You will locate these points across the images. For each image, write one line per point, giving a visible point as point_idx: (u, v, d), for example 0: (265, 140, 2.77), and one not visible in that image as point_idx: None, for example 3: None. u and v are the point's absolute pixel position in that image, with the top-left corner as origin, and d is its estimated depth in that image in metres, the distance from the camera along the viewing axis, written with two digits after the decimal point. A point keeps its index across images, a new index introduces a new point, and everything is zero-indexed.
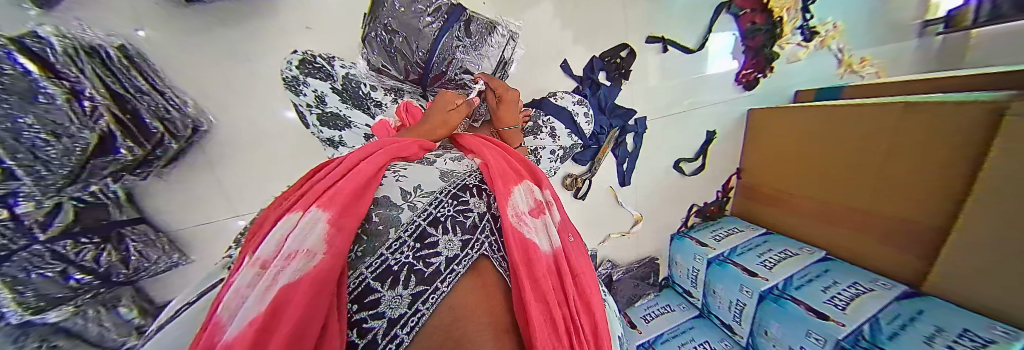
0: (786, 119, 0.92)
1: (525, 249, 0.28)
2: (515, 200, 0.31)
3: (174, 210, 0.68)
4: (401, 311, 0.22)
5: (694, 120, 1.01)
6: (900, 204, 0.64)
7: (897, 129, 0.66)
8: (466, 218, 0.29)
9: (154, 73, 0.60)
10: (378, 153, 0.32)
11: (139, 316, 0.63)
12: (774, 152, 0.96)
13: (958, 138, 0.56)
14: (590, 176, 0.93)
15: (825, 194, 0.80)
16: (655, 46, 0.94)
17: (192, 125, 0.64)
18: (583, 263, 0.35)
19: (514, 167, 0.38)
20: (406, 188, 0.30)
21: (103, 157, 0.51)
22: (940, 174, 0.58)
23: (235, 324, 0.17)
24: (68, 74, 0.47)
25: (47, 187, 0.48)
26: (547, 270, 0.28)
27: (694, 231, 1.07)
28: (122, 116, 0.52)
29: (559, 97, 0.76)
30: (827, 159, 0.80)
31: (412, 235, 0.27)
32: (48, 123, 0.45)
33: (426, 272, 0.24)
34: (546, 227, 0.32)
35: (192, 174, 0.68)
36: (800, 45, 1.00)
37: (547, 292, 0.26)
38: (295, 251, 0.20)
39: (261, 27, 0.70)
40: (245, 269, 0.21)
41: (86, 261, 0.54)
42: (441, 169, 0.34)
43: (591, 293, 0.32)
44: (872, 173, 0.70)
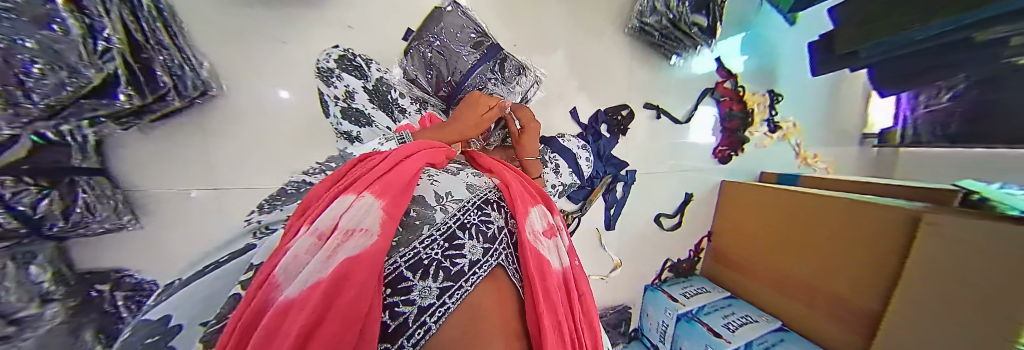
0: (752, 195, 1.04)
1: (541, 264, 0.30)
2: (533, 219, 0.33)
3: (141, 170, 0.63)
4: (430, 301, 0.23)
5: (675, 181, 1.11)
6: (834, 285, 0.75)
7: (837, 220, 0.78)
8: (488, 228, 0.30)
9: (179, 30, 0.60)
10: (420, 154, 0.35)
11: (49, 280, 0.52)
12: (740, 222, 1.07)
13: (885, 235, 0.67)
14: (579, 215, 0.98)
15: (783, 266, 0.89)
16: (650, 112, 1.07)
17: (202, 87, 0.63)
18: (587, 286, 0.37)
19: (529, 190, 0.40)
20: (439, 192, 0.32)
21: (97, 99, 0.49)
22: (875, 264, 0.68)
23: (301, 285, 0.21)
24: (93, 12, 0.45)
25: (18, 118, 0.42)
26: (558, 286, 0.30)
27: (666, 284, 1.12)
28: (133, 64, 0.51)
29: (567, 139, 0.84)
30: (782, 237, 0.91)
31: (442, 235, 0.28)
32: (50, 53, 0.41)
33: (452, 270, 0.25)
34: (559, 248, 0.35)
35: (181, 134, 0.66)
36: (766, 134, 1.17)
37: (557, 307, 0.27)
38: (353, 229, 0.24)
39: (306, 17, 0.74)
40: (303, 236, 0.25)
41: (23, 205, 0.46)
42: (467, 181, 0.36)
43: (592, 314, 0.34)
44: (813, 255, 0.82)
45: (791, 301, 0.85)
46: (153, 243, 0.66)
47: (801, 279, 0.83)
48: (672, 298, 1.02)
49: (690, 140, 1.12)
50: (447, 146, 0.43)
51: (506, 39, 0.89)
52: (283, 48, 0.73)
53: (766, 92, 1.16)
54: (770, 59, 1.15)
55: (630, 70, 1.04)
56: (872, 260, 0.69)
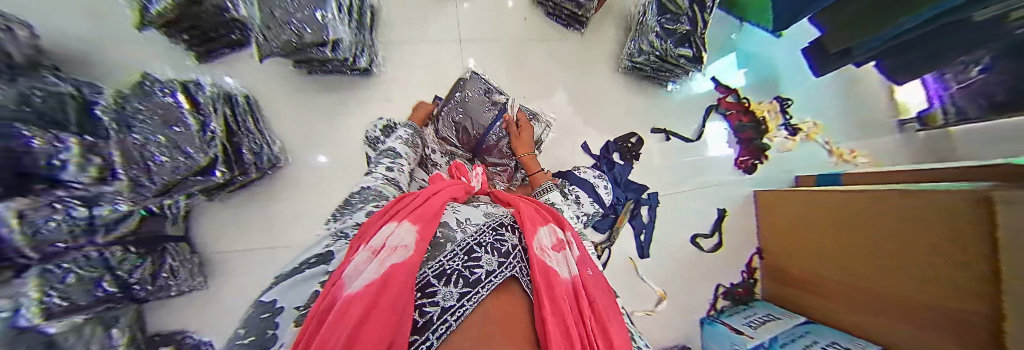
0: (788, 201, 0.90)
1: (547, 275, 0.30)
2: (540, 237, 0.35)
3: (211, 238, 0.81)
4: (452, 302, 0.24)
5: (704, 199, 1.06)
6: (917, 288, 0.55)
7: (890, 208, 0.63)
8: (503, 245, 0.32)
9: (262, 119, 0.82)
10: (444, 192, 0.41)
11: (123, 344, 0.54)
12: (785, 232, 0.90)
13: (960, 224, 0.48)
14: (609, 244, 0.98)
15: (864, 287, 0.66)
16: (659, 136, 1.11)
17: (273, 160, 0.81)
18: (608, 303, 0.34)
19: (541, 212, 0.42)
20: (460, 218, 0.36)
21: (201, 176, 0.64)
22: (960, 267, 0.47)
23: (359, 284, 0.25)
24: (206, 111, 0.62)
25: (142, 196, 0.55)
26: (565, 294, 0.29)
27: (723, 315, 0.94)
28: (229, 147, 0.68)
29: (582, 170, 0.85)
30: (839, 239, 0.73)
31: (462, 250, 0.30)
32: (173, 142, 0.55)
33: (470, 278, 0.27)
34: (567, 260, 0.34)
35: (251, 200, 0.84)
36: (786, 138, 1.06)
37: (565, 314, 0.26)
38: (397, 246, 0.28)
39: (355, 96, 0.93)
40: (361, 253, 0.30)
41: (123, 269, 0.57)
42: (485, 210, 0.40)
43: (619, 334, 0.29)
44: (877, 257, 0.64)
45: (896, 336, 0.60)
46: (219, 298, 0.80)
47: (893, 303, 0.59)
48: (737, 331, 0.82)
49: (708, 154, 1.10)
50: (469, 185, 0.49)
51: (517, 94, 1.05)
52: (335, 121, 0.91)
53: (772, 100, 1.09)
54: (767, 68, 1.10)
55: (630, 101, 1.12)
56: (953, 261, 0.48)
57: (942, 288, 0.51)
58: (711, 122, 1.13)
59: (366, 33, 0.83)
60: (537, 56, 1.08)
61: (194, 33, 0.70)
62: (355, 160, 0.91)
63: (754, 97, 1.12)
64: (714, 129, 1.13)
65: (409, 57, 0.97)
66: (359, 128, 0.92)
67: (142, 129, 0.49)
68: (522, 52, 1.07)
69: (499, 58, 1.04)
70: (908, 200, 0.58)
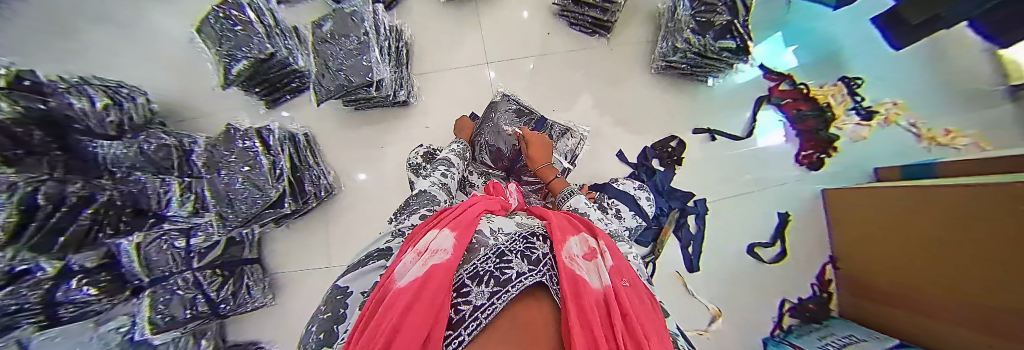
0: (859, 197, 0.75)
1: (576, 282, 0.27)
2: (570, 245, 0.33)
3: (276, 260, 0.92)
4: (483, 301, 0.23)
5: (760, 203, 0.94)
6: (1009, 287, 0.42)
7: (962, 193, 0.51)
8: (534, 252, 0.31)
9: (317, 152, 0.92)
10: (478, 205, 0.42)
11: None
12: (862, 235, 0.74)
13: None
14: (653, 258, 0.94)
15: (936, 288, 0.54)
16: (702, 136, 1.01)
17: (326, 188, 0.90)
18: (650, 319, 0.28)
19: (572, 224, 0.41)
20: (494, 227, 0.37)
21: (271, 209, 0.73)
22: None
23: (407, 278, 0.27)
24: (275, 151, 0.73)
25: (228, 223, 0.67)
26: (595, 302, 0.25)
27: (794, 338, 0.81)
28: (293, 181, 0.77)
29: (621, 182, 0.83)
30: (925, 237, 0.58)
31: (495, 254, 0.30)
32: (248, 184, 0.67)
33: (502, 278, 0.26)
34: (597, 268, 0.31)
35: (312, 224, 0.94)
36: (860, 124, 0.87)
37: (595, 322, 0.21)
38: (437, 249, 0.31)
39: (394, 125, 0.99)
40: (406, 256, 0.33)
41: (210, 290, 0.70)
42: (518, 221, 0.40)
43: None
44: (971, 255, 0.48)
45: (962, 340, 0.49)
46: (285, 313, 0.90)
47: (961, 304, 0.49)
48: None
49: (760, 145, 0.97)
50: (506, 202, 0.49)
51: (546, 108, 1.05)
52: (377, 149, 0.98)
53: (837, 80, 0.90)
54: (825, 45, 0.91)
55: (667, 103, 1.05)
56: None
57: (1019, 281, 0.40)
58: (761, 114, 0.98)
59: (402, 68, 0.92)
60: (562, 70, 1.07)
61: (262, 83, 0.83)
62: (397, 184, 0.97)
63: (814, 80, 0.93)
64: (761, 123, 0.98)
65: (440, 83, 1.03)
66: (401, 155, 0.98)
67: (226, 170, 0.67)
68: (546, 66, 1.07)
69: (523, 75, 1.06)
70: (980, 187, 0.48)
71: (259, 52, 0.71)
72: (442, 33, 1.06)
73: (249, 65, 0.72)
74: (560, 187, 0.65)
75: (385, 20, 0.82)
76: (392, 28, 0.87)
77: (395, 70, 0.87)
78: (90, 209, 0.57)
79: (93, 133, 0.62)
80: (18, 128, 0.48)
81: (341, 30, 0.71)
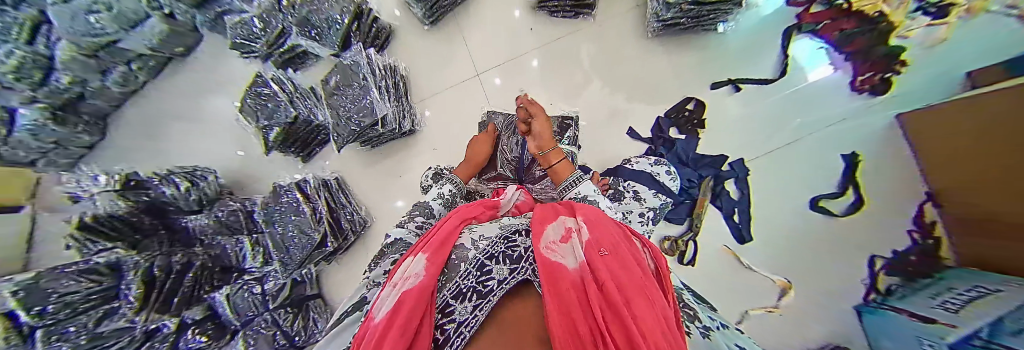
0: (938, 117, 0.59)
1: (550, 268, 0.28)
2: (545, 231, 0.34)
3: (330, 289, 1.01)
4: (466, 316, 0.25)
5: (817, 148, 0.81)
6: None
7: None
8: (514, 252, 0.32)
9: (350, 194, 1.02)
10: (455, 216, 0.44)
11: None
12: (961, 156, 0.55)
13: None
14: (692, 236, 0.89)
15: None
16: (724, 90, 0.93)
17: (362, 222, 0.99)
18: (636, 282, 0.28)
19: (553, 207, 0.43)
20: (475, 236, 0.39)
21: (319, 248, 0.85)
22: None
23: (385, 309, 0.29)
24: (314, 197, 0.84)
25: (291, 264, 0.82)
26: (571, 284, 0.25)
27: (897, 301, 0.63)
28: (332, 221, 0.87)
29: (635, 161, 0.79)
30: (1006, 164, 0.47)
31: (477, 266, 0.31)
32: (300, 231, 0.80)
33: (483, 291, 0.27)
34: (574, 248, 0.31)
35: (355, 256, 1.02)
36: (933, 25, 0.67)
37: (568, 300, 0.23)
38: (412, 274, 0.32)
39: (407, 152, 1.07)
40: (387, 287, 0.34)
41: (286, 325, 0.84)
42: (503, 223, 0.43)
43: (654, 322, 0.23)
44: None
45: None
46: None
47: None
48: (923, 319, 0.54)
49: (810, 79, 0.84)
50: (496, 202, 0.54)
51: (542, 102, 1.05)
52: (399, 177, 1.06)
53: None
54: None
55: (672, 65, 0.99)
56: None
57: None
58: (792, 51, 0.86)
59: (402, 100, 0.98)
60: (555, 61, 1.06)
61: (297, 141, 0.95)
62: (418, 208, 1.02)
63: None
64: (801, 55, 0.85)
65: (441, 104, 1.08)
66: (416, 179, 1.04)
67: (279, 222, 0.81)
68: (543, 62, 1.06)
69: (518, 77, 1.07)
70: None
71: (287, 117, 0.86)
72: (433, 55, 1.11)
73: (280, 131, 0.88)
74: (565, 170, 0.56)
75: (379, 61, 0.88)
76: (387, 67, 0.93)
77: (396, 103, 0.93)
78: (190, 273, 0.74)
79: (181, 209, 0.79)
80: (134, 217, 0.69)
81: (345, 80, 0.82)
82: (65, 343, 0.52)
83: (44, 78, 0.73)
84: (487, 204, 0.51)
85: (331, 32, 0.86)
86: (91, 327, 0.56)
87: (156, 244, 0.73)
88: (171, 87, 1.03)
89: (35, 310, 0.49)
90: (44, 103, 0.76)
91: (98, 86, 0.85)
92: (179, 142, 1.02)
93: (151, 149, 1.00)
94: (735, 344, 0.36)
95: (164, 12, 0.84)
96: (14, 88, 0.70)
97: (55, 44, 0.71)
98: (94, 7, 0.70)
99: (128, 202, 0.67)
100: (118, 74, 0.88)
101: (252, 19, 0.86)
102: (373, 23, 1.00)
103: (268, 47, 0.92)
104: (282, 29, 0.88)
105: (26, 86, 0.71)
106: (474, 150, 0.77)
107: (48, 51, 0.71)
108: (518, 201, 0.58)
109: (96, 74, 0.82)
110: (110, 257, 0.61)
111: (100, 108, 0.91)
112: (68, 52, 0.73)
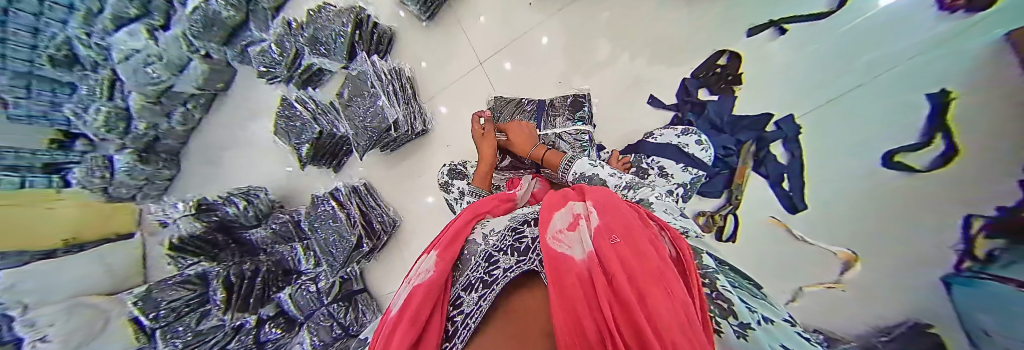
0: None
1: (555, 262, 0.25)
2: (553, 220, 0.32)
3: (374, 282, 1.10)
4: (472, 306, 0.27)
5: (875, 94, 0.56)
6: None
7: None
8: (521, 242, 0.31)
9: (378, 198, 1.08)
10: (468, 210, 0.44)
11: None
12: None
13: None
14: (731, 210, 0.81)
15: None
16: (763, 35, 0.81)
17: (392, 222, 1.06)
18: (654, 266, 0.24)
19: (566, 193, 0.40)
20: (486, 229, 0.39)
21: (356, 250, 0.95)
22: None
23: (397, 306, 0.30)
24: (347, 204, 0.96)
25: (335, 263, 0.92)
26: (578, 279, 0.23)
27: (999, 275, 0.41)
28: (366, 223, 0.97)
29: (659, 134, 0.71)
30: None
31: (485, 259, 0.32)
32: (339, 236, 0.92)
33: (488, 280, 0.29)
34: (580, 237, 0.28)
35: (391, 251, 1.10)
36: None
37: (572, 300, 0.20)
38: (421, 271, 0.33)
39: (424, 149, 1.10)
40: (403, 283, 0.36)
41: (341, 317, 0.94)
42: (515, 214, 0.43)
43: (678, 312, 0.19)
44: None
45: None
46: None
47: None
48: None
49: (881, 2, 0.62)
50: (512, 193, 0.53)
51: (551, 83, 1.01)
52: (419, 177, 1.10)
53: None
54: None
55: (692, 22, 0.92)
56: None
57: None
58: None
59: (411, 102, 1.01)
60: (560, 36, 1.01)
61: (325, 154, 1.05)
62: (440, 203, 1.05)
63: None
64: None
65: (450, 99, 1.09)
66: (435, 176, 1.07)
67: (322, 230, 0.92)
68: (547, 39, 1.02)
69: (527, 60, 1.03)
70: None
71: (313, 133, 0.97)
72: (440, 52, 1.11)
73: (310, 147, 0.99)
74: (555, 158, 0.65)
75: (383, 66, 0.94)
76: (391, 70, 0.97)
77: (405, 105, 0.96)
78: (259, 277, 0.85)
79: (244, 225, 0.91)
80: (209, 235, 0.83)
81: (356, 91, 0.90)
82: (177, 340, 0.67)
83: (126, 127, 0.89)
84: (500, 196, 0.50)
85: (337, 45, 0.95)
86: (194, 325, 0.70)
87: (229, 255, 0.86)
88: (218, 119, 1.14)
89: (151, 314, 0.66)
90: (132, 148, 0.93)
91: (166, 128, 1.00)
92: (234, 167, 1.16)
93: (209, 175, 1.14)
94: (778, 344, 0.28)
95: (201, 54, 0.96)
96: (109, 139, 0.88)
97: (128, 97, 0.88)
98: (148, 60, 0.85)
99: (202, 223, 0.82)
100: (180, 115, 1.03)
101: (271, 46, 0.96)
102: (374, 28, 1.03)
103: (287, 69, 0.99)
104: (296, 50, 0.97)
105: (116, 135, 0.88)
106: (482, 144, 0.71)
107: (125, 103, 0.87)
108: (534, 188, 0.59)
109: (161, 117, 0.97)
110: (197, 270, 0.77)
111: (172, 146, 1.06)
112: (138, 102, 0.89)
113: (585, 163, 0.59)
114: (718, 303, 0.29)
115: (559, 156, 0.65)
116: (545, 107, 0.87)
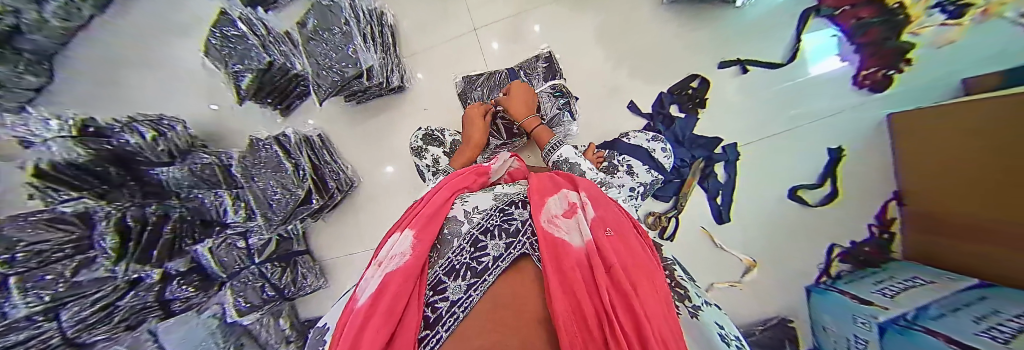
0: (921, 115, 0.62)
1: (555, 248, 0.28)
2: (549, 206, 0.35)
3: (325, 245, 1.14)
4: (459, 295, 0.25)
5: (801, 147, 0.83)
6: (981, 206, 0.49)
7: (966, 120, 0.52)
8: (510, 225, 0.33)
9: (333, 152, 1.03)
10: (446, 187, 0.43)
11: (236, 315, 0.86)
12: (913, 166, 0.66)
13: (986, 136, 0.48)
14: (676, 213, 0.92)
15: (947, 206, 0.56)
16: (731, 70, 0.90)
17: (350, 182, 1.04)
18: (639, 266, 0.29)
19: (555, 181, 0.42)
20: (468, 208, 0.38)
21: (303, 205, 0.87)
22: (975, 193, 0.50)
23: (369, 294, 0.29)
24: (295, 155, 0.85)
25: (272, 224, 0.83)
26: (576, 264, 0.27)
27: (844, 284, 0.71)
28: (317, 179, 0.90)
29: (633, 136, 0.79)
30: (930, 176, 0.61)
31: (470, 242, 0.32)
32: (283, 189, 0.81)
33: (478, 268, 0.28)
34: (578, 224, 0.32)
35: (345, 208, 1.11)
36: (947, 24, 0.62)
37: (575, 285, 0.23)
38: (398, 254, 0.32)
39: (397, 110, 1.05)
40: (371, 270, 0.34)
41: (277, 281, 0.95)
42: (497, 193, 0.43)
43: (654, 303, 0.25)
44: (962, 175, 0.53)
45: (972, 245, 0.53)
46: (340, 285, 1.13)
47: (973, 225, 0.51)
48: (861, 301, 0.61)
49: (812, 74, 0.83)
50: (489, 167, 0.53)
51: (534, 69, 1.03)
52: (385, 141, 1.06)
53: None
54: None
55: (679, 30, 0.93)
56: (977, 183, 0.49)
57: (978, 202, 0.49)
58: (806, 41, 0.83)
59: (389, 52, 0.93)
60: (555, 21, 0.98)
61: (273, 92, 0.93)
62: (390, 169, 1.06)
63: None
64: (812, 48, 0.82)
65: (430, 64, 1.03)
66: (403, 141, 1.05)
67: (260, 177, 0.79)
68: (542, 21, 0.98)
69: (519, 40, 0.99)
70: (968, 116, 0.52)
71: (259, 63, 0.79)
72: (428, 8, 1.02)
73: (253, 78, 0.82)
74: (546, 136, 0.70)
75: (362, 6, 0.84)
76: (371, 12, 0.88)
77: (382, 55, 0.88)
78: (169, 225, 0.73)
79: (150, 161, 0.73)
80: (98, 166, 0.61)
81: (323, 24, 0.76)
82: (42, 291, 0.48)
83: None
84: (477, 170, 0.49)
85: None
86: (68, 275, 0.52)
87: (127, 195, 0.67)
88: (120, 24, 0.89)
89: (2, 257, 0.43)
90: None
91: (35, 18, 0.71)
92: (149, 90, 0.93)
93: None
94: (719, 321, 0.33)
95: None
96: None
97: None
98: None
99: (87, 150, 0.59)
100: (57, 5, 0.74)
101: None
102: None
103: None
104: None
105: None
106: (471, 128, 0.75)
107: None
108: (510, 167, 0.58)
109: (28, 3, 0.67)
110: (79, 207, 0.56)
111: None
112: None
113: (569, 149, 0.60)
114: (677, 290, 0.35)
115: (548, 132, 0.71)
116: (516, 75, 0.92)
